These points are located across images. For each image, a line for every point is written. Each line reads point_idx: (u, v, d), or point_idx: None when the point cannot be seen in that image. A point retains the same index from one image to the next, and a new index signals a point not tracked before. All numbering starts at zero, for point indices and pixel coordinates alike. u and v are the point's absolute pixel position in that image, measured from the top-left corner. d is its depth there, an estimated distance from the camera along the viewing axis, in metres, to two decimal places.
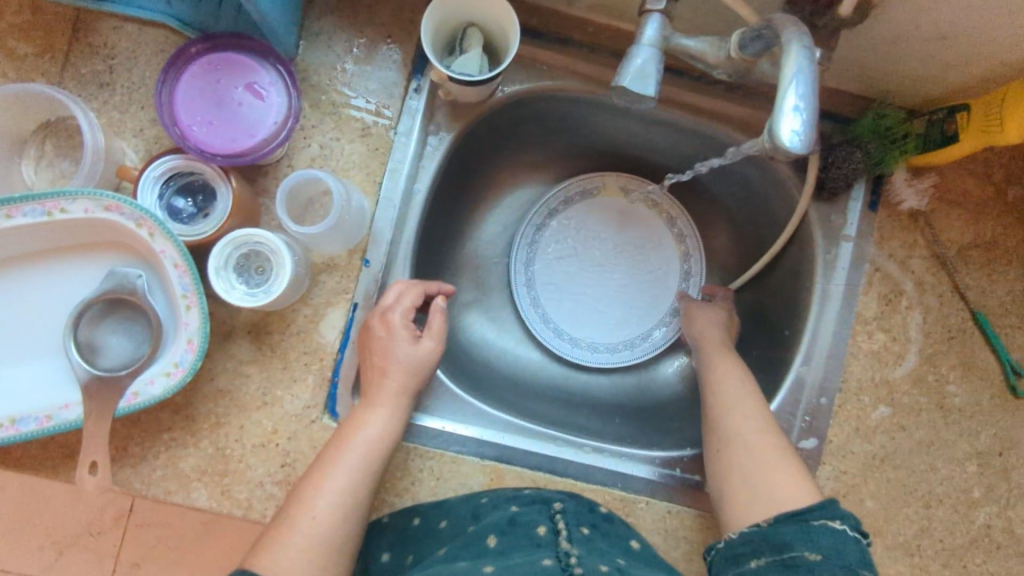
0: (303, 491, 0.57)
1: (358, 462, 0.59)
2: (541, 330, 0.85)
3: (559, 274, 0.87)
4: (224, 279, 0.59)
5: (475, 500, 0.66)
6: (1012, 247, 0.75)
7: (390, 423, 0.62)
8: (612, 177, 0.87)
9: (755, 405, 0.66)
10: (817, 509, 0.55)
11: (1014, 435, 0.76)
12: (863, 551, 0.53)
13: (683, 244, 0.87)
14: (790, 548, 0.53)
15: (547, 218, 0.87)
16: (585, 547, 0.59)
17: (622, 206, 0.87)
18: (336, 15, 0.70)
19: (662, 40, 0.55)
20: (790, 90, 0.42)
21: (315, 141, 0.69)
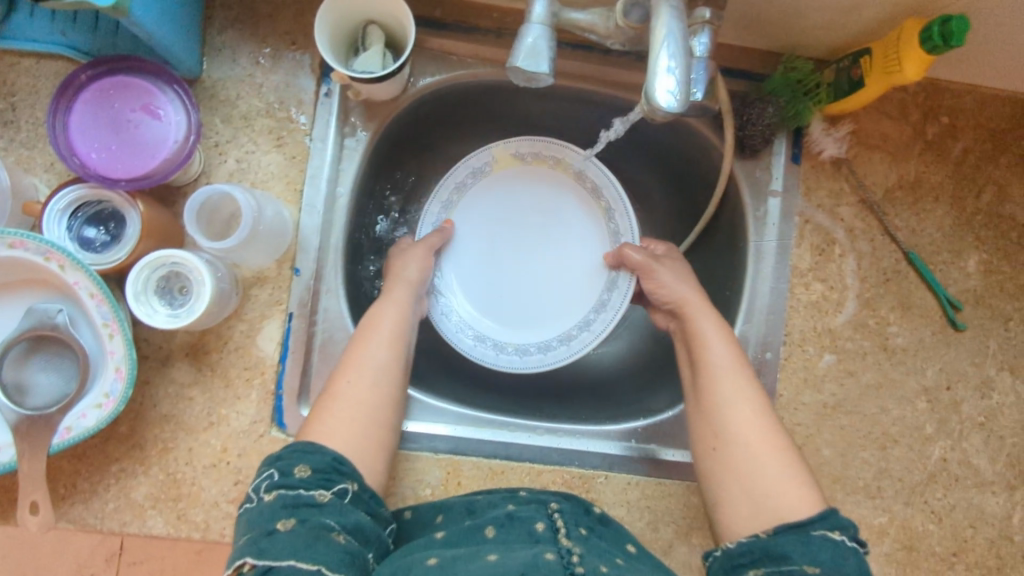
0: (344, 364, 0.64)
1: (381, 343, 0.66)
2: (448, 328, 0.78)
3: (474, 269, 0.81)
4: (146, 305, 0.59)
5: (472, 496, 0.65)
6: (936, 184, 0.77)
7: (403, 314, 0.68)
8: (501, 146, 0.78)
9: (754, 402, 0.63)
10: (818, 520, 0.56)
11: (960, 367, 0.77)
12: (861, 562, 0.54)
13: (604, 200, 0.78)
14: (787, 561, 0.53)
15: (445, 212, 0.80)
16: (586, 544, 0.56)
17: (520, 175, 0.81)
18: (237, 28, 0.69)
19: (551, 16, 0.55)
20: (663, 52, 0.43)
21: (231, 156, 0.68)
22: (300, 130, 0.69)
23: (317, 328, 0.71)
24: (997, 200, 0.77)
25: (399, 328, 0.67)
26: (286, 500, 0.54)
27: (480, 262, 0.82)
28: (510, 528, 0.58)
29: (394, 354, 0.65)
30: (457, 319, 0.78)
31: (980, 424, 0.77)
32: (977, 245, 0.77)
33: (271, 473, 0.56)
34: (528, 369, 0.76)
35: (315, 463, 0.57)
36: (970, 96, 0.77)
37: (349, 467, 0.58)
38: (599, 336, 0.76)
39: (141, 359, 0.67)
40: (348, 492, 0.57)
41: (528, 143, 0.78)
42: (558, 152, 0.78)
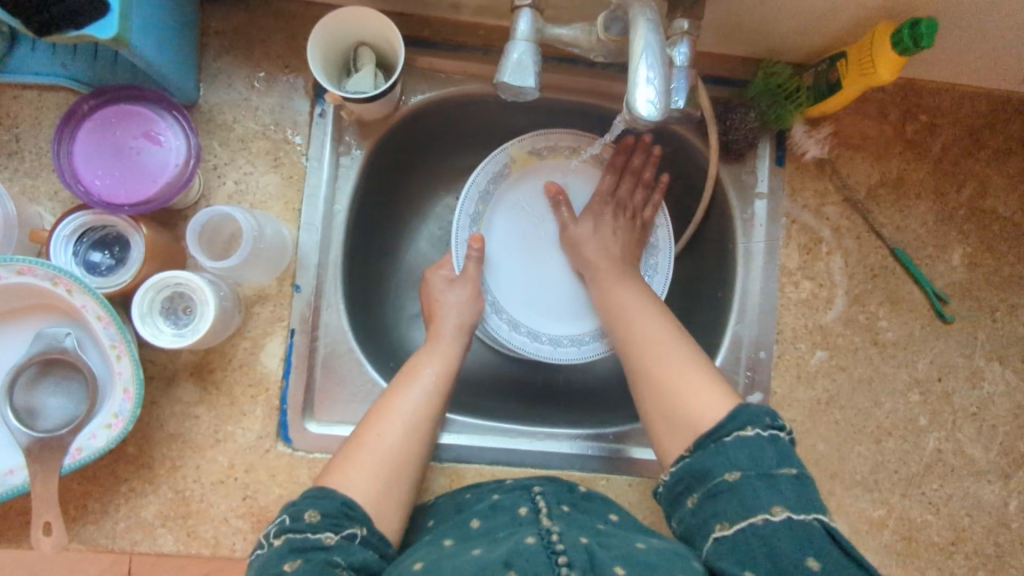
0: (380, 409, 0.66)
1: (424, 390, 0.67)
2: (518, 341, 0.80)
3: (517, 269, 0.82)
4: (151, 325, 0.60)
5: (460, 496, 0.68)
6: (918, 181, 0.79)
7: (447, 363, 0.70)
8: (516, 145, 0.79)
9: (659, 347, 0.66)
10: (727, 422, 0.57)
11: (950, 359, 0.79)
12: (779, 447, 0.56)
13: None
14: (711, 476, 0.56)
15: (474, 224, 0.79)
16: (565, 522, 0.59)
17: (538, 169, 0.81)
18: (232, 54, 0.72)
19: (535, 32, 0.57)
20: (641, 64, 0.45)
21: (229, 178, 0.70)
22: (297, 150, 0.72)
23: (319, 343, 0.72)
24: (979, 195, 0.79)
25: (437, 372, 0.69)
26: (294, 543, 0.54)
27: (522, 263, 0.83)
28: (496, 516, 0.61)
29: (429, 404, 0.67)
30: (523, 329, 0.81)
31: (973, 414, 0.79)
32: (961, 240, 0.79)
33: (283, 518, 0.57)
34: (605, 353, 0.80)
35: (325, 508, 0.57)
36: (947, 95, 0.80)
37: (357, 510, 0.59)
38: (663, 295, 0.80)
39: (147, 379, 0.68)
40: (356, 536, 0.57)
41: (540, 135, 0.79)
42: (574, 142, 0.80)
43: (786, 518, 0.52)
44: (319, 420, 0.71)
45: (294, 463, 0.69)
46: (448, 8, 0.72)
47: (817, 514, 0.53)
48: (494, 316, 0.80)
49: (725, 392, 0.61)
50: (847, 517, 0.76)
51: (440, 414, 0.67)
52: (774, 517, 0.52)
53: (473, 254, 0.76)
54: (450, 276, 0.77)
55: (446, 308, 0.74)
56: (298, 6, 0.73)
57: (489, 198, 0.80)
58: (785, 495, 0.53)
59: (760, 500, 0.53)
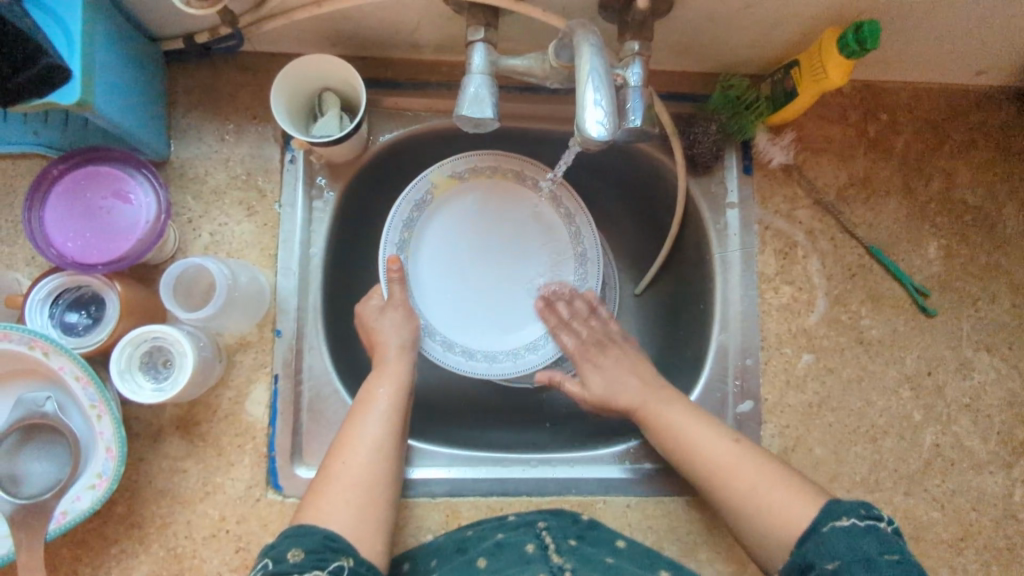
0: (341, 440, 0.66)
1: (381, 416, 0.67)
2: (453, 360, 0.79)
3: (444, 288, 0.83)
4: (131, 382, 0.60)
5: (461, 534, 0.67)
6: (884, 177, 0.80)
7: (398, 386, 0.70)
8: (437, 170, 0.78)
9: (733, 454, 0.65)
10: (822, 516, 0.58)
11: (938, 352, 0.78)
12: (880, 538, 0.55)
13: (547, 193, 0.82)
14: (811, 566, 0.55)
15: (401, 251, 0.79)
16: (575, 557, 0.62)
17: (460, 189, 0.81)
18: (201, 109, 0.73)
19: (490, 65, 0.59)
20: (588, 87, 0.46)
21: (204, 230, 0.71)
22: (269, 197, 0.73)
23: (303, 387, 0.72)
24: (946, 187, 0.80)
25: (388, 395, 0.69)
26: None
27: (449, 280, 0.83)
28: (502, 555, 0.63)
29: (387, 428, 0.67)
30: (457, 348, 0.80)
31: (967, 406, 0.78)
32: (934, 232, 0.80)
33: (265, 563, 0.56)
34: (543, 363, 0.81)
35: (307, 544, 0.56)
36: (905, 93, 0.81)
37: (341, 543, 0.58)
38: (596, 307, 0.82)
39: (133, 438, 0.68)
40: (344, 568, 0.56)
41: (460, 161, 0.78)
42: (495, 161, 0.79)
43: None
44: (309, 464, 0.71)
45: (284, 510, 0.68)
46: (408, 49, 0.74)
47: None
48: (428, 341, 0.79)
49: (807, 492, 0.61)
50: None
51: (400, 434, 0.68)
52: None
53: (394, 275, 0.76)
54: (381, 303, 0.75)
55: (385, 335, 0.73)
56: (262, 58, 0.74)
57: (413, 223, 0.79)
58: None
59: None
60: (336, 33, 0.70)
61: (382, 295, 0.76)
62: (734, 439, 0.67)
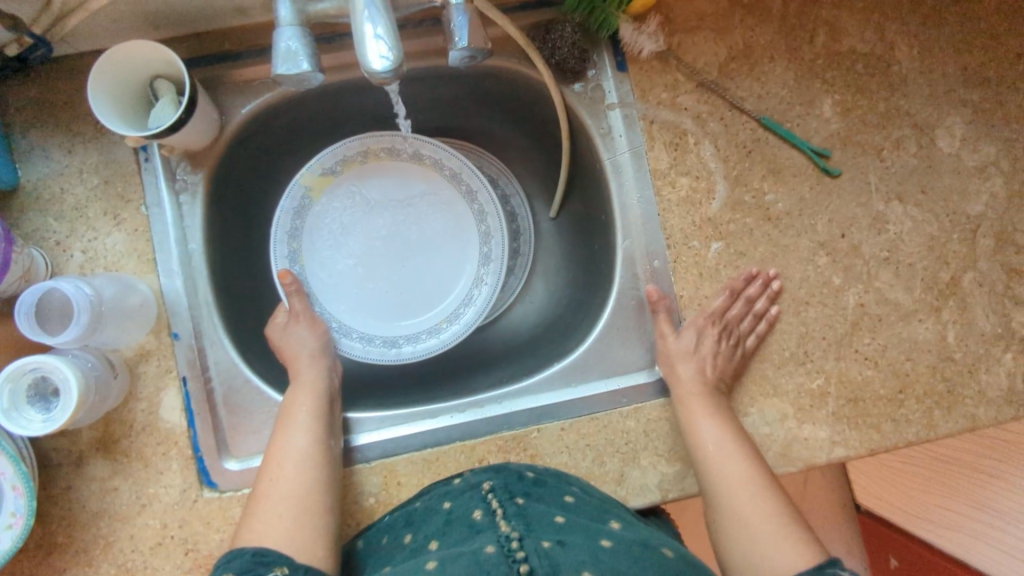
0: (275, 447, 0.66)
1: (307, 420, 0.67)
2: (377, 353, 0.80)
3: (355, 285, 0.83)
4: (22, 418, 0.59)
5: (409, 507, 0.67)
6: (766, 43, 0.76)
7: (315, 396, 0.69)
8: (305, 172, 0.78)
9: (748, 483, 0.66)
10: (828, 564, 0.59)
11: (849, 212, 0.76)
12: None
13: (426, 157, 0.82)
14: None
15: (295, 262, 0.80)
16: (522, 521, 0.58)
17: (338, 185, 0.81)
18: (40, 125, 0.69)
19: (299, 14, 0.55)
20: (365, 20, 0.42)
21: (76, 248, 0.69)
22: (133, 202, 0.70)
23: (215, 384, 0.71)
24: (832, 39, 0.77)
25: (308, 407, 0.68)
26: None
27: (359, 275, 0.83)
28: (451, 531, 0.60)
29: (314, 436, 0.66)
30: (378, 340, 0.81)
31: (886, 259, 0.77)
32: (827, 89, 0.76)
33: None
34: (442, 348, 0.80)
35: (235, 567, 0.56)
36: None
37: (272, 557, 0.57)
38: (504, 255, 0.83)
39: (57, 468, 0.68)
40: None
41: (327, 155, 0.79)
42: (360, 146, 0.80)
43: None
44: (237, 457, 0.71)
45: (224, 506, 0.68)
46: (238, 15, 0.69)
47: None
48: (344, 340, 0.80)
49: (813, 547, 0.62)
50: (788, 397, 0.75)
51: (330, 438, 0.68)
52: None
53: (290, 289, 0.75)
54: (285, 319, 0.76)
55: (295, 349, 0.74)
56: (91, 58, 0.70)
57: (300, 232, 0.80)
58: None
59: None
60: (152, 15, 0.66)
61: (286, 310, 0.77)
62: (762, 477, 0.67)
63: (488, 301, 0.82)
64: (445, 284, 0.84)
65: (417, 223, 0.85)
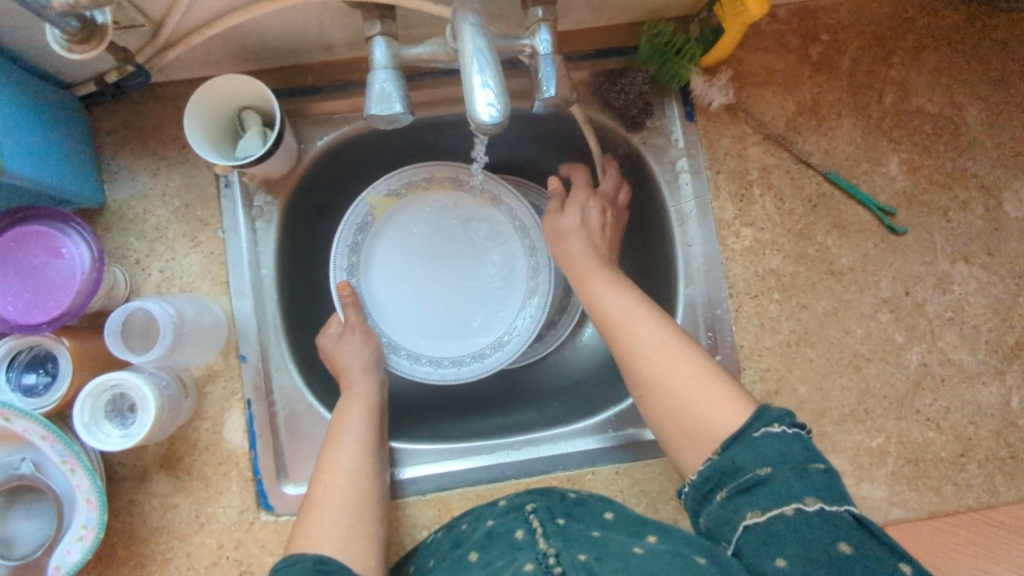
0: (330, 448, 0.67)
1: (358, 431, 0.68)
2: (423, 373, 0.80)
3: (404, 305, 0.83)
4: (99, 433, 0.61)
5: (455, 529, 0.67)
6: (835, 100, 0.77)
7: (366, 409, 0.70)
8: (371, 192, 0.79)
9: (667, 348, 0.65)
10: (753, 421, 0.58)
11: (913, 271, 0.76)
12: (806, 444, 0.56)
13: (485, 190, 0.82)
14: (742, 471, 0.56)
15: (352, 275, 0.80)
16: (561, 539, 0.58)
17: (399, 206, 0.82)
18: (128, 148, 0.72)
19: (393, 58, 0.57)
20: (473, 70, 0.44)
21: (154, 268, 0.71)
22: (212, 225, 0.72)
23: (278, 407, 0.73)
24: (900, 99, 0.77)
25: (359, 417, 0.69)
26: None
27: (408, 296, 0.83)
28: (491, 546, 0.61)
29: (362, 450, 0.67)
30: (425, 359, 0.81)
31: (950, 319, 0.76)
32: (895, 147, 0.77)
33: None
34: (486, 373, 0.79)
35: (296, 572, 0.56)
36: (843, 8, 0.77)
37: (331, 565, 0.58)
38: (550, 289, 0.82)
39: (121, 482, 0.69)
40: None
41: (393, 177, 0.80)
42: (427, 172, 0.80)
43: (821, 510, 0.52)
44: (295, 482, 0.72)
45: (279, 529, 0.69)
46: (324, 52, 0.72)
47: (847, 505, 0.53)
48: (392, 356, 0.80)
49: (741, 399, 0.61)
50: (846, 454, 0.74)
51: (378, 452, 0.68)
52: (809, 507, 0.52)
53: (348, 299, 0.75)
54: (338, 330, 0.76)
55: (345, 361, 0.74)
56: (179, 87, 0.73)
57: (360, 248, 0.80)
58: (817, 487, 0.53)
59: (796, 491, 0.53)
60: (245, 49, 0.69)
61: (340, 319, 0.76)
62: (675, 336, 0.66)
63: (531, 331, 0.81)
64: (490, 311, 0.84)
65: (468, 252, 0.84)
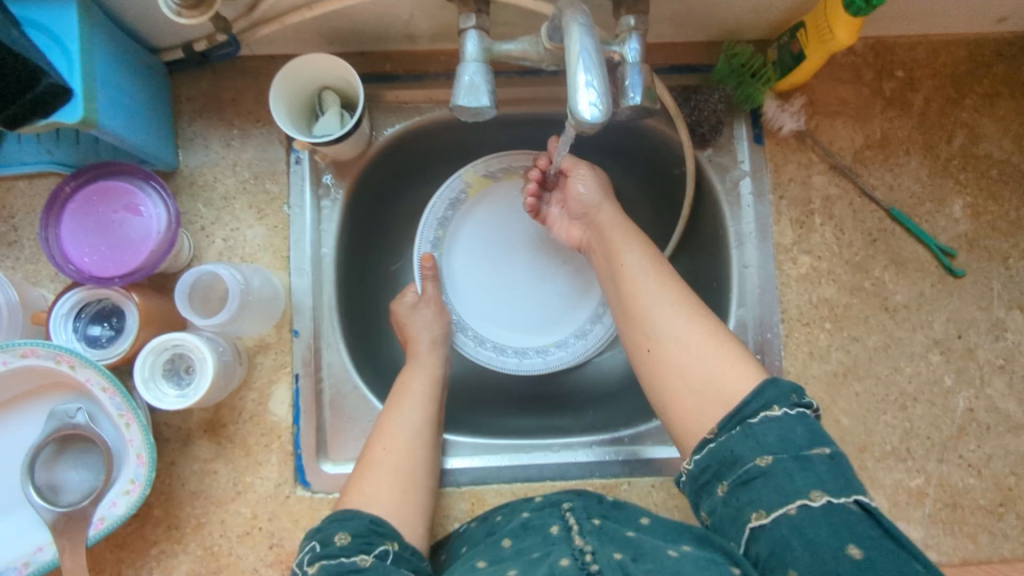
0: (380, 429, 0.68)
1: (420, 399, 0.70)
2: (486, 357, 0.82)
3: (480, 288, 0.85)
4: (155, 390, 0.62)
5: (490, 519, 0.67)
6: (904, 137, 0.77)
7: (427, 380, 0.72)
8: (470, 169, 0.81)
9: (697, 341, 0.61)
10: (750, 404, 0.56)
11: (968, 314, 0.76)
12: (808, 427, 0.54)
13: None
14: (740, 462, 0.54)
15: (435, 249, 0.82)
16: (597, 537, 0.59)
17: (494, 189, 0.83)
18: (205, 117, 0.73)
19: (484, 52, 0.58)
20: (579, 69, 0.45)
21: (217, 236, 0.72)
22: (278, 200, 0.73)
23: (324, 384, 0.73)
24: (970, 142, 0.77)
25: (424, 386, 0.71)
26: (330, 569, 0.56)
27: (485, 280, 0.85)
28: (527, 535, 0.62)
29: (424, 416, 0.69)
30: (490, 344, 0.83)
31: (1001, 367, 0.75)
32: (960, 190, 0.77)
33: (312, 545, 0.58)
34: (546, 370, 0.81)
35: (353, 528, 0.59)
36: (921, 47, 0.78)
37: (387, 527, 0.61)
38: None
39: (164, 443, 0.70)
40: (389, 552, 0.59)
41: (495, 160, 0.81)
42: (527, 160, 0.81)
43: (826, 504, 0.51)
44: (333, 460, 0.72)
45: (314, 506, 0.70)
46: (406, 41, 0.73)
47: (856, 495, 0.51)
48: (460, 335, 0.82)
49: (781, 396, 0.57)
50: (884, 491, 0.73)
51: (438, 421, 0.70)
52: (814, 502, 0.51)
53: (428, 272, 0.80)
54: (414, 300, 0.79)
55: (417, 330, 0.76)
56: (261, 61, 0.74)
57: (447, 224, 0.83)
58: (822, 478, 0.52)
59: (797, 484, 0.52)
60: (332, 31, 0.70)
61: (416, 291, 0.79)
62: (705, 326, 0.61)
63: (601, 339, 0.82)
64: (559, 312, 0.85)
65: (552, 248, 0.85)
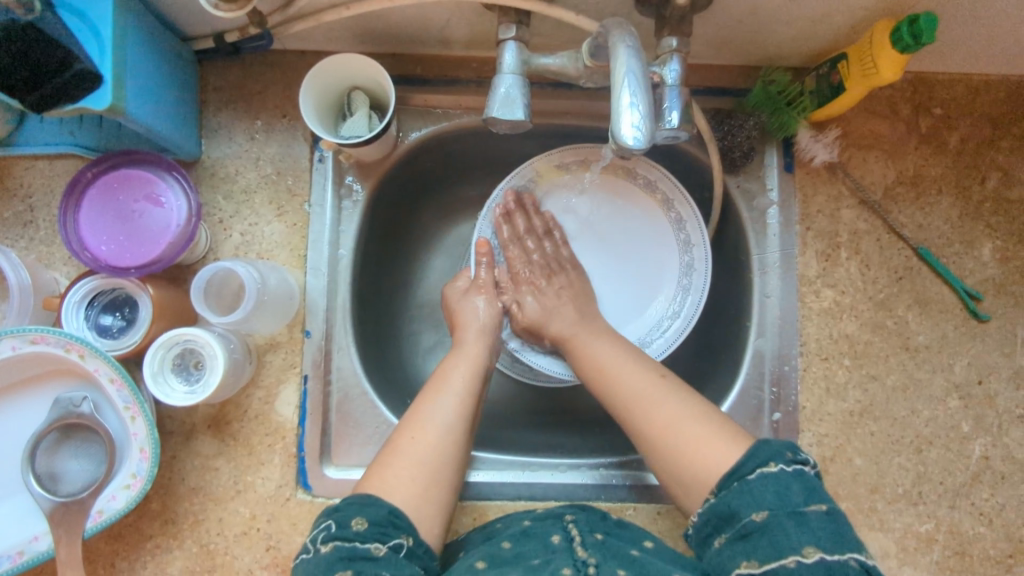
0: (408, 422, 0.65)
1: (455, 395, 0.66)
2: (530, 354, 0.78)
3: None
4: (163, 385, 0.61)
5: (491, 527, 0.66)
6: (938, 176, 0.76)
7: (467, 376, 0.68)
8: (541, 158, 0.76)
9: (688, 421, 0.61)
10: (747, 462, 0.56)
11: (989, 360, 0.75)
12: (806, 484, 0.54)
13: (659, 191, 0.76)
14: (738, 516, 0.54)
15: (496, 237, 0.79)
16: (600, 552, 0.59)
17: (566, 182, 0.79)
18: (231, 108, 0.72)
19: (522, 64, 0.57)
20: (625, 89, 0.44)
21: (235, 230, 0.71)
22: (299, 198, 0.72)
23: (332, 388, 0.72)
24: (1004, 185, 0.76)
25: (464, 378, 0.68)
26: (342, 552, 0.56)
27: None
28: (526, 540, 0.61)
29: (457, 413, 0.66)
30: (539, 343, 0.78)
31: (1019, 416, 0.74)
32: (990, 233, 0.75)
33: (328, 524, 0.58)
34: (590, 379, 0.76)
35: (372, 515, 0.58)
36: (961, 85, 0.76)
37: (404, 521, 0.59)
38: (681, 301, 0.75)
39: (167, 436, 0.69)
40: (403, 547, 0.57)
41: (562, 152, 0.76)
42: (597, 153, 0.76)
43: (821, 561, 0.50)
44: (336, 465, 0.71)
45: (314, 510, 0.69)
46: (440, 45, 0.72)
47: (853, 552, 0.51)
48: (509, 328, 0.78)
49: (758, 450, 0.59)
50: (893, 534, 0.72)
51: (471, 423, 0.67)
52: (807, 559, 0.50)
53: (483, 258, 0.77)
54: (466, 285, 0.77)
55: (466, 317, 0.73)
56: (292, 56, 0.73)
57: (513, 213, 0.78)
58: (818, 535, 0.51)
59: (793, 539, 0.51)
60: (366, 31, 0.69)
61: (470, 276, 0.77)
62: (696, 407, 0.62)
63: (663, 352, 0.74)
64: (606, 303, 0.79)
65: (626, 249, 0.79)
